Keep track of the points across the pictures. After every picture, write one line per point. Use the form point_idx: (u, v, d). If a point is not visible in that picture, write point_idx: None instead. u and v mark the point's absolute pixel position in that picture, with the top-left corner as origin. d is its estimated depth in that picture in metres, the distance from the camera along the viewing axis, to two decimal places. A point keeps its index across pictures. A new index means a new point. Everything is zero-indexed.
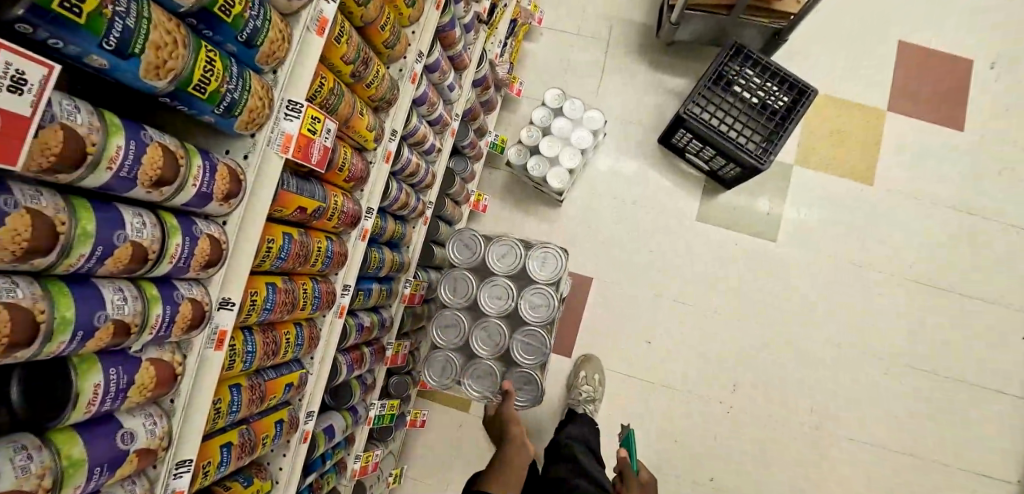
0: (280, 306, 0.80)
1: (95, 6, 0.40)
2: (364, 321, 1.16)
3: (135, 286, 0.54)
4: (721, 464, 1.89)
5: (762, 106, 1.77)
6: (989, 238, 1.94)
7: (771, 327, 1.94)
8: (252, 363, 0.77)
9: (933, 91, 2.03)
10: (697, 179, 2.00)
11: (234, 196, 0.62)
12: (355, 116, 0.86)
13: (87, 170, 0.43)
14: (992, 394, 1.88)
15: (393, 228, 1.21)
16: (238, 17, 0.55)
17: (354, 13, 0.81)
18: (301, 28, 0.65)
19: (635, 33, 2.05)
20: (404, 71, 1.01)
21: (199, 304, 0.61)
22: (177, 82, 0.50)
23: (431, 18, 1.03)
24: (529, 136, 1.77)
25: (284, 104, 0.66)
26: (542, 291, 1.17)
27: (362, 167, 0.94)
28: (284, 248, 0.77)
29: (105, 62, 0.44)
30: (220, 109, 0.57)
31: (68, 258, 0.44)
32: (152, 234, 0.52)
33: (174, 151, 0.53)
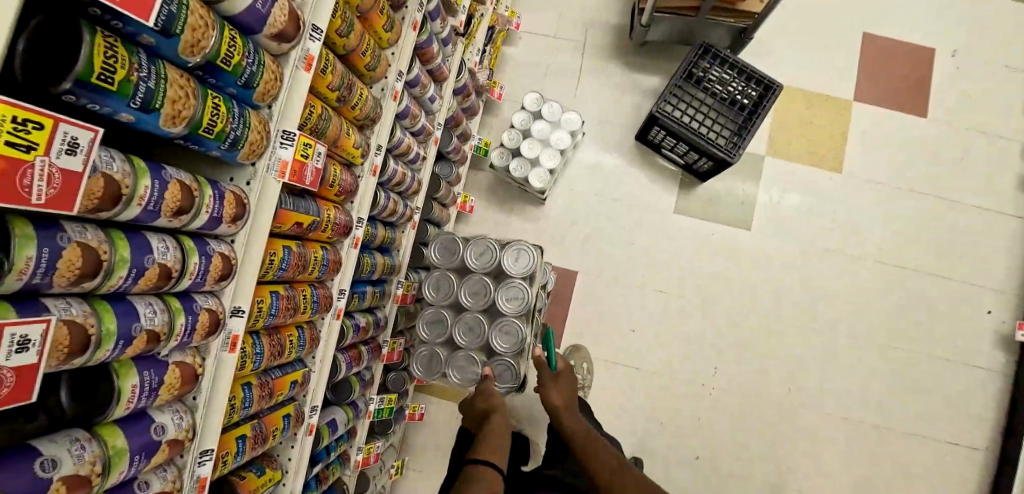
0: (283, 311, 0.89)
1: (124, 74, 0.49)
2: (360, 322, 1.25)
3: (162, 300, 0.63)
4: (705, 443, 2.00)
5: (731, 102, 1.86)
6: (953, 219, 2.06)
7: (749, 312, 2.05)
8: (260, 364, 0.87)
9: (897, 82, 2.14)
10: (674, 173, 2.09)
11: (240, 218, 0.71)
12: (342, 136, 0.95)
13: (122, 207, 0.53)
14: (959, 367, 2.00)
15: (383, 234, 1.30)
16: (238, 65, 0.64)
17: (337, 43, 0.90)
18: (291, 67, 0.74)
19: (611, 35, 2.14)
20: (386, 90, 1.09)
21: (215, 313, 0.71)
22: (189, 127, 0.59)
23: (409, 38, 1.11)
24: (509, 139, 1.85)
25: (280, 134, 0.75)
26: (517, 284, 1.26)
27: (351, 181, 1.02)
28: (285, 259, 0.86)
29: (132, 117, 0.53)
30: (225, 145, 0.66)
31: (110, 279, 0.54)
32: (174, 255, 0.62)
33: (190, 185, 0.62)
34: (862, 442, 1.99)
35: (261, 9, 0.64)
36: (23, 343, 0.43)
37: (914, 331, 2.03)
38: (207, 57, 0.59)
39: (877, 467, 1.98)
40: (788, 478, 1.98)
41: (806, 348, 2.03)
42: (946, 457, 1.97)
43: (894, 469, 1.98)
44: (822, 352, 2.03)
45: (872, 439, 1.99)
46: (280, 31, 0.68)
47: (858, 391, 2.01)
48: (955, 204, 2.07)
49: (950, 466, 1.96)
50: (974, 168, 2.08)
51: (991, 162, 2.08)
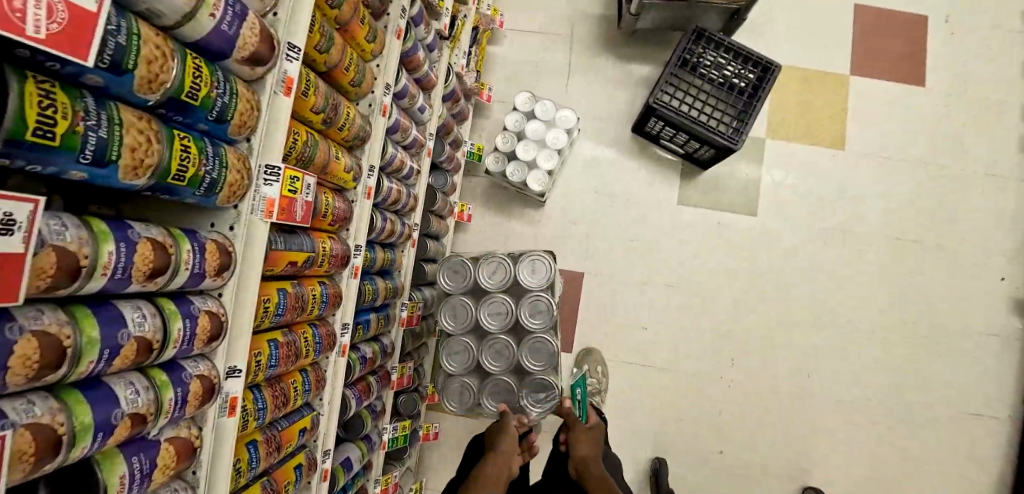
0: (284, 359, 0.80)
1: (67, 125, 0.41)
2: (366, 353, 1.17)
3: (145, 376, 0.54)
4: (729, 437, 1.95)
5: (729, 86, 1.79)
6: (961, 187, 2.01)
7: (763, 300, 1.99)
8: (265, 419, 0.78)
9: (894, 53, 2.08)
10: (674, 163, 2.02)
11: (226, 269, 0.63)
12: (331, 161, 0.86)
13: (84, 280, 0.44)
14: (980, 337, 1.95)
15: (383, 256, 1.22)
16: (206, 98, 0.56)
17: (317, 61, 0.82)
18: (268, 93, 0.66)
19: (598, 26, 2.07)
20: (373, 106, 1.01)
21: (208, 378, 0.62)
22: (155, 176, 0.51)
23: (393, 47, 1.02)
24: (504, 143, 1.78)
25: (262, 170, 0.66)
26: (540, 297, 1.17)
27: (345, 208, 0.94)
28: (281, 303, 0.78)
29: (84, 174, 0.44)
30: (201, 190, 0.58)
31: (79, 366, 0.45)
32: (153, 324, 0.53)
33: (163, 242, 0.54)
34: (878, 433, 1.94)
35: (228, 30, 0.56)
36: None
37: (913, 329, 1.97)
38: (169, 92, 0.51)
39: (878, 469, 1.93)
40: (814, 464, 1.93)
41: (822, 336, 1.97)
42: (972, 430, 1.92)
43: (908, 455, 1.93)
44: (825, 347, 1.97)
45: (872, 439, 1.94)
46: (251, 53, 0.60)
47: (858, 390, 1.96)
48: (959, 190, 2.01)
49: (977, 439, 1.92)
50: (978, 134, 2.03)
51: (994, 124, 2.03)
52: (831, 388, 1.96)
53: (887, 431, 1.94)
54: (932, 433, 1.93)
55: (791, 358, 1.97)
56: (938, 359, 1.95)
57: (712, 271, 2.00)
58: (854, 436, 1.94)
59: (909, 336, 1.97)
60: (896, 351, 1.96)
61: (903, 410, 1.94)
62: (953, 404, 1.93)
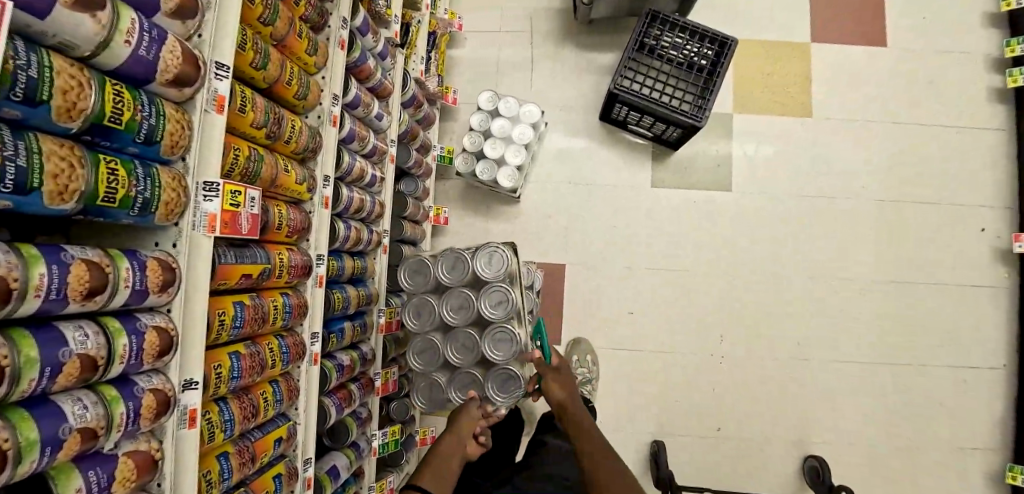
0: (248, 370, 0.83)
1: None
2: (343, 361, 1.20)
3: (93, 392, 0.57)
4: (727, 413, 1.93)
5: (689, 65, 1.81)
6: (933, 144, 2.03)
7: (748, 274, 1.99)
8: (233, 430, 0.81)
9: (852, 18, 2.10)
10: (645, 147, 2.04)
11: (171, 285, 0.65)
12: (280, 174, 0.88)
13: (17, 302, 0.46)
14: (967, 290, 1.96)
15: (352, 264, 1.24)
16: (131, 121, 0.58)
17: (255, 77, 0.84)
18: (199, 112, 0.68)
19: (557, 20, 2.09)
20: (322, 117, 1.03)
21: (162, 391, 0.64)
22: (83, 199, 0.53)
23: (338, 57, 1.04)
24: (471, 143, 1.79)
25: (200, 187, 0.69)
26: (499, 288, 1.17)
27: (301, 219, 0.96)
28: (239, 316, 0.80)
29: (9, 203, 0.47)
30: (135, 210, 0.60)
31: (20, 384, 0.47)
32: (97, 341, 0.56)
33: (99, 262, 0.56)
34: (871, 408, 1.93)
35: (146, 55, 0.58)
36: None
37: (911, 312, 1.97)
38: (90, 119, 0.54)
39: (875, 458, 1.92)
40: (816, 434, 1.92)
41: (815, 324, 1.96)
42: (968, 382, 1.93)
43: (908, 445, 1.92)
44: (816, 337, 1.96)
45: (865, 424, 1.93)
46: (176, 75, 0.63)
47: (856, 381, 1.95)
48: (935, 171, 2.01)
49: (973, 391, 1.93)
50: (944, 90, 2.05)
51: (975, 92, 2.04)
52: (821, 377, 1.94)
53: (882, 420, 1.93)
54: (924, 423, 1.92)
55: (783, 349, 1.96)
56: (939, 348, 1.95)
57: (695, 261, 2.00)
58: (844, 426, 1.93)
59: (904, 323, 1.96)
60: (892, 340, 1.96)
61: (897, 372, 1.94)
62: (964, 394, 1.93)
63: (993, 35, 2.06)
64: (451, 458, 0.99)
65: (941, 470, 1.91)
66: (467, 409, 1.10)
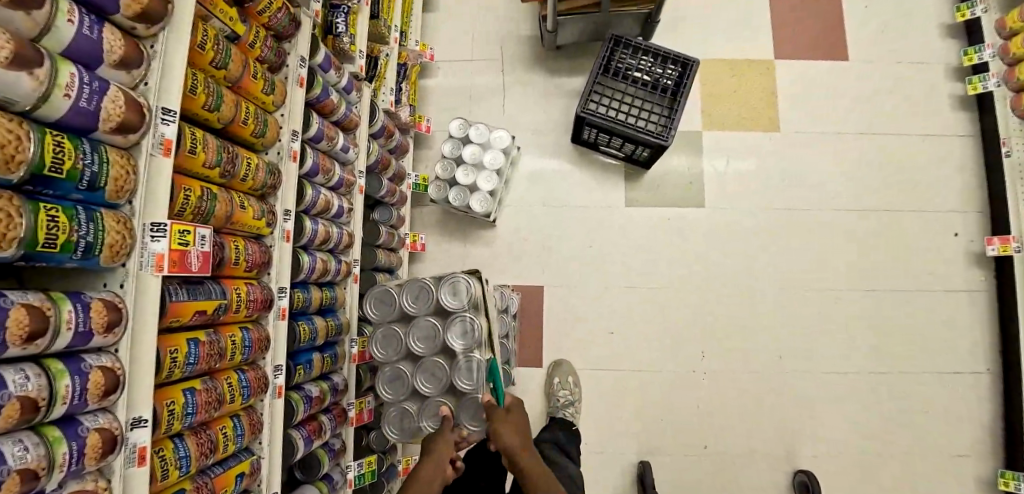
0: (204, 406, 0.84)
1: None
2: (312, 392, 1.21)
3: (36, 433, 0.58)
4: (711, 429, 1.93)
5: (653, 86, 1.86)
6: (897, 152, 2.07)
7: (725, 287, 2.01)
8: (190, 466, 0.82)
9: (812, 33, 2.17)
10: (617, 167, 2.09)
11: (118, 325, 0.67)
12: (236, 210, 0.91)
13: None
14: (943, 295, 1.98)
15: (320, 295, 1.26)
16: (72, 170, 0.60)
17: (209, 119, 0.87)
18: (145, 156, 0.71)
19: (526, 47, 2.16)
20: (282, 153, 1.06)
21: (108, 430, 0.65)
22: (23, 246, 0.55)
23: (297, 95, 1.08)
24: (444, 170, 1.83)
25: (148, 228, 0.71)
26: (464, 317, 1.18)
27: (261, 253, 0.99)
28: (194, 353, 0.81)
29: None
30: (78, 254, 0.62)
31: None
32: (38, 383, 0.57)
33: (40, 306, 0.58)
34: (865, 416, 1.92)
35: (87, 106, 0.61)
36: None
37: (891, 315, 1.98)
38: (31, 169, 0.56)
39: (871, 470, 1.89)
40: (803, 446, 1.91)
41: (787, 334, 1.97)
42: (951, 387, 1.92)
43: (909, 451, 1.90)
44: (795, 348, 1.96)
45: (852, 434, 1.91)
46: (120, 122, 0.66)
47: (851, 386, 1.94)
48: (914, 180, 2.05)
49: (958, 396, 1.92)
50: (905, 99, 2.11)
51: (935, 100, 2.10)
52: (803, 388, 1.94)
53: (876, 427, 1.91)
54: (916, 431, 1.91)
55: (759, 361, 1.96)
56: (938, 357, 1.95)
57: (671, 277, 2.02)
58: (830, 437, 1.91)
59: (893, 334, 1.97)
60: (891, 350, 1.96)
61: (879, 380, 1.94)
62: (952, 401, 1.91)
63: (950, 45, 2.13)
64: (430, 485, 0.96)
65: (941, 476, 1.88)
66: (443, 435, 1.08)
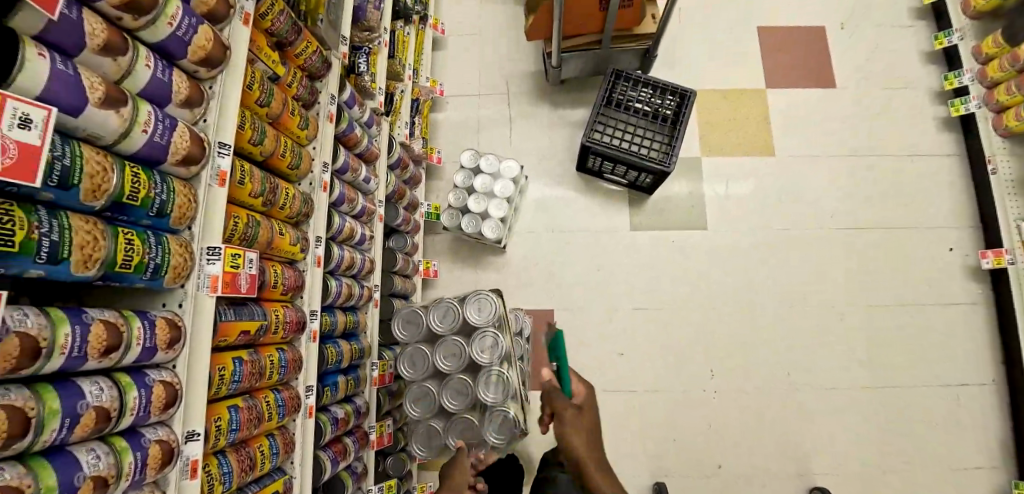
0: (246, 423, 0.88)
1: (24, 234, 0.51)
2: (338, 414, 1.24)
3: (105, 443, 0.62)
4: (724, 448, 1.94)
5: (654, 116, 1.96)
6: (888, 173, 2.16)
7: (730, 307, 2.05)
8: (232, 482, 0.85)
9: (800, 63, 2.29)
10: (621, 193, 2.17)
11: (178, 342, 0.72)
12: (275, 237, 0.97)
13: (44, 359, 0.54)
14: (943, 309, 2.02)
15: (344, 319, 1.30)
16: (145, 198, 0.66)
17: (252, 152, 0.94)
18: (203, 186, 0.77)
19: (530, 82, 2.27)
20: (314, 184, 1.12)
21: (167, 442, 0.69)
22: (104, 266, 0.61)
23: (327, 130, 1.16)
24: (456, 199, 1.89)
25: (204, 252, 0.76)
26: (489, 333, 1.22)
27: (296, 277, 1.04)
28: (238, 371, 0.86)
29: (42, 272, 0.54)
30: (148, 274, 0.67)
31: (43, 434, 0.54)
32: (110, 395, 0.62)
33: (115, 322, 0.63)
34: (866, 426, 1.94)
35: (159, 140, 0.68)
36: None
37: (893, 331, 2.02)
38: (112, 197, 0.62)
39: (885, 487, 1.89)
40: (815, 462, 1.92)
41: (786, 348, 2.01)
42: (958, 399, 1.95)
43: (912, 462, 1.91)
44: (802, 366, 2.00)
45: (863, 450, 1.92)
46: (185, 155, 0.72)
47: (844, 399, 1.97)
48: (902, 198, 2.13)
49: (966, 408, 1.94)
50: (893, 123, 2.21)
51: (921, 122, 2.20)
52: (812, 405, 1.96)
53: (872, 437, 1.93)
54: (927, 446, 1.92)
55: (759, 375, 1.99)
56: (937, 365, 1.98)
57: (677, 298, 2.07)
58: (842, 454, 1.92)
59: (889, 345, 2.01)
60: (886, 360, 2.00)
61: (886, 395, 1.97)
62: (960, 414, 1.94)
63: (931, 71, 2.25)
64: None
65: (943, 486, 1.88)
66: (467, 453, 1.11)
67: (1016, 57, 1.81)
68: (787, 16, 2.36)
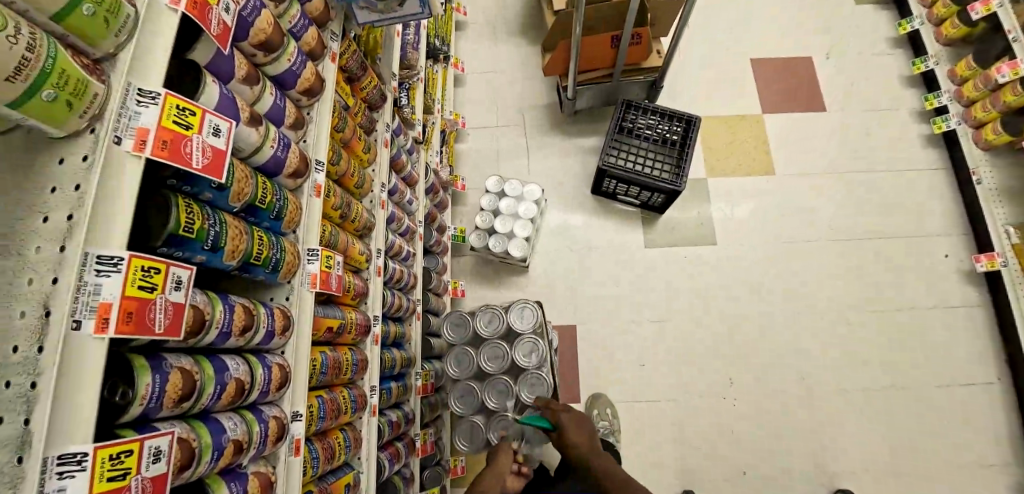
0: (330, 413, 0.97)
1: (200, 224, 0.62)
2: (392, 417, 1.32)
3: (238, 414, 0.72)
4: (747, 454, 1.99)
5: (663, 141, 2.11)
6: (882, 187, 2.31)
7: (743, 316, 2.16)
8: (318, 468, 0.94)
9: (792, 90, 2.48)
10: (634, 213, 2.30)
11: (288, 329, 0.83)
12: (350, 246, 1.08)
13: (205, 331, 0.64)
14: (945, 312, 2.13)
15: (395, 329, 1.40)
16: (270, 203, 0.78)
17: (331, 171, 1.06)
18: (306, 196, 0.89)
19: (544, 113, 2.44)
20: (374, 201, 1.24)
21: (280, 419, 0.79)
22: (243, 258, 0.72)
23: (384, 154, 1.29)
24: (483, 221, 2.02)
25: (306, 252, 0.88)
26: (530, 339, 1.41)
27: (362, 284, 1.15)
28: (323, 364, 0.96)
29: (205, 258, 0.65)
30: (270, 268, 0.78)
31: (202, 397, 0.64)
32: (244, 370, 0.72)
33: (249, 307, 0.74)
34: (882, 428, 2.01)
35: (280, 155, 0.79)
36: (156, 454, 0.52)
37: (900, 334, 2.12)
38: (248, 201, 0.73)
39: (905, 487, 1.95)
40: (836, 465, 1.98)
41: (796, 355, 2.10)
42: (967, 399, 2.03)
43: (920, 463, 1.97)
44: (815, 371, 2.08)
45: (881, 451, 1.99)
46: (295, 169, 0.84)
47: (858, 402, 2.04)
48: (897, 210, 2.27)
49: (975, 407, 2.02)
50: (882, 141, 2.38)
51: (907, 139, 2.37)
52: (829, 409, 2.04)
53: (884, 439, 2.00)
54: (942, 445, 1.99)
55: (774, 381, 2.08)
56: (938, 367, 2.07)
57: (693, 309, 2.17)
58: (861, 455, 1.99)
59: (897, 349, 2.10)
60: (893, 363, 2.09)
61: (898, 397, 2.05)
62: (970, 412, 2.01)
63: (913, 93, 2.44)
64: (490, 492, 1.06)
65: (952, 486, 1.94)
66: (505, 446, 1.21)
67: (988, 78, 2.01)
68: (777, 48, 2.57)
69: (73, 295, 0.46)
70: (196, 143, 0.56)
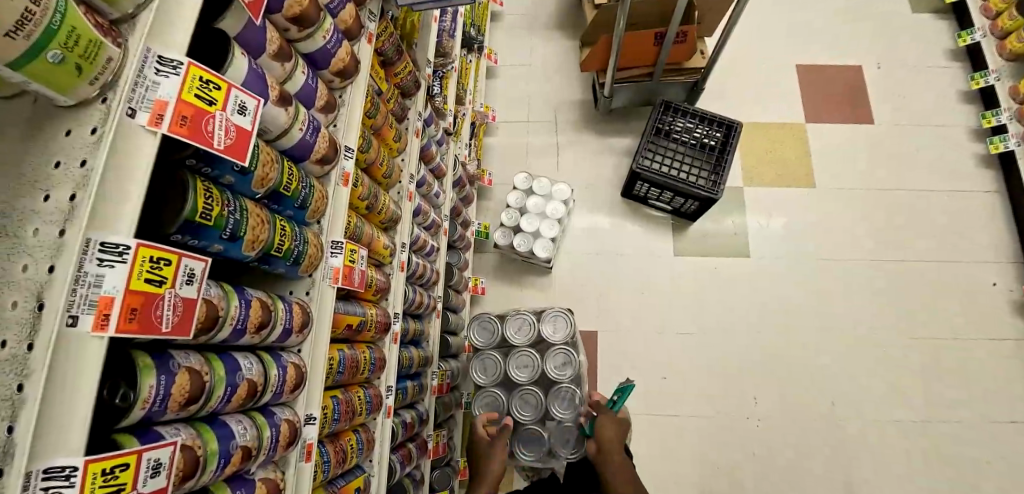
0: (343, 415, 0.91)
1: (218, 212, 0.57)
2: (406, 418, 1.27)
3: (248, 416, 0.66)
4: (767, 477, 1.90)
5: (701, 145, 2.02)
6: (930, 207, 2.18)
7: (772, 333, 2.06)
8: (329, 471, 0.88)
9: (839, 99, 2.36)
10: (664, 219, 2.21)
11: (306, 326, 0.77)
12: (374, 238, 1.03)
13: (218, 328, 0.59)
14: (990, 343, 2.01)
15: (414, 326, 1.35)
16: (295, 190, 0.72)
17: (360, 158, 1.00)
18: (333, 184, 0.83)
19: (577, 110, 2.37)
20: (401, 192, 1.19)
21: (293, 422, 0.73)
22: (263, 249, 0.66)
23: (414, 144, 1.23)
24: (509, 218, 1.95)
25: (329, 245, 0.83)
26: (562, 350, 1.39)
27: (384, 280, 1.09)
28: (341, 362, 0.91)
29: (222, 248, 0.59)
30: (291, 261, 0.73)
31: (211, 399, 0.58)
32: (257, 370, 0.66)
33: (266, 302, 0.68)
34: (915, 460, 1.90)
35: (309, 139, 0.73)
36: (155, 467, 0.47)
37: (940, 363, 2.00)
38: (272, 187, 0.68)
39: None
40: None
41: (826, 377, 2.00)
42: (1009, 436, 1.91)
43: None
44: (845, 395, 1.98)
45: (913, 485, 1.88)
46: (322, 156, 0.78)
47: (890, 431, 1.93)
48: (945, 232, 2.14)
49: (1017, 446, 1.90)
50: (934, 158, 2.25)
51: (960, 158, 2.24)
52: (859, 436, 1.93)
53: (917, 472, 1.89)
54: (978, 483, 1.87)
55: (802, 403, 1.98)
56: (980, 401, 1.95)
57: (720, 323, 2.08)
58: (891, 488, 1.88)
59: (936, 379, 1.98)
60: (932, 393, 1.97)
61: (935, 429, 1.93)
62: (1012, 451, 1.89)
63: (970, 110, 2.30)
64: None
65: None
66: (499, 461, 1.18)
67: None
68: (825, 55, 2.44)
69: (70, 287, 0.40)
70: (219, 121, 0.50)
